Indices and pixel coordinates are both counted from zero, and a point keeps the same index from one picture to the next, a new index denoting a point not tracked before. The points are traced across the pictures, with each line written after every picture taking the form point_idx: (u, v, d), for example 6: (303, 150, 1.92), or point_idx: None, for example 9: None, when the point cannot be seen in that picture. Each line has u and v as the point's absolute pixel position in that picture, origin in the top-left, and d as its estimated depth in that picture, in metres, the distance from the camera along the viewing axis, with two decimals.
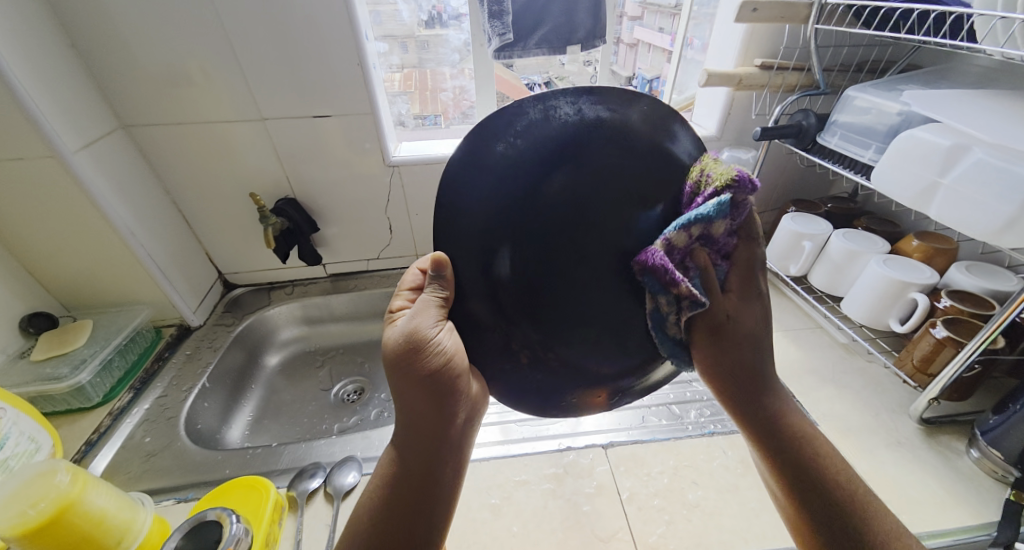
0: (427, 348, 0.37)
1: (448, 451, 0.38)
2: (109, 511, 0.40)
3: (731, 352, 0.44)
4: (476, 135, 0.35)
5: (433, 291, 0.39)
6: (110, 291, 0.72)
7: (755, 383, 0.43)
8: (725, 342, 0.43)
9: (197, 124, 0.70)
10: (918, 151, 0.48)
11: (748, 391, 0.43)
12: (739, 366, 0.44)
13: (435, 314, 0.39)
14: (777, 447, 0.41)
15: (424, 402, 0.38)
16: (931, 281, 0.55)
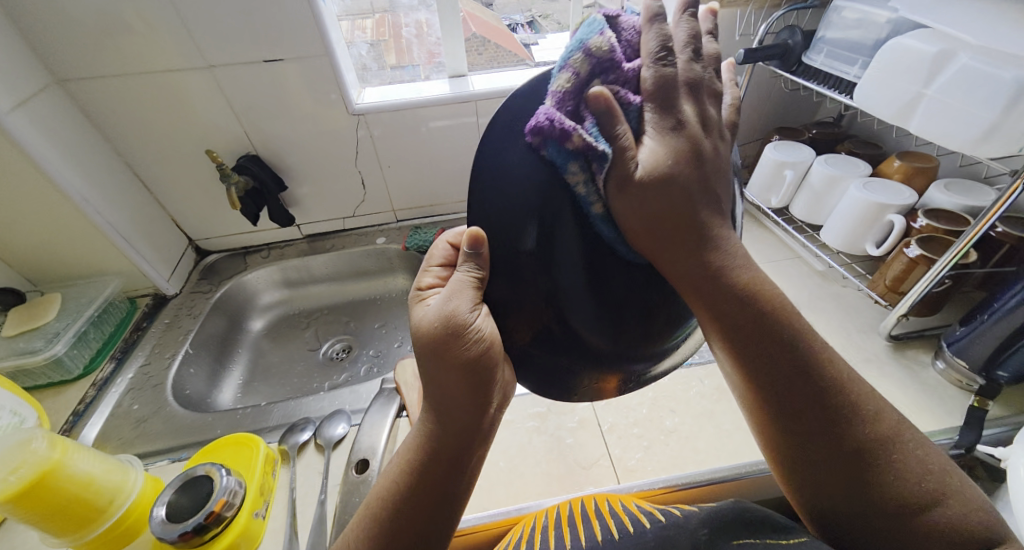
0: (464, 339, 0.29)
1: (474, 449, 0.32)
2: (96, 473, 0.41)
3: (659, 225, 0.31)
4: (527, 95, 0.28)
5: (468, 269, 0.31)
6: (75, 263, 0.69)
7: (685, 263, 0.32)
8: (670, 220, 0.31)
9: (138, 76, 0.64)
10: (903, 61, 0.45)
11: (708, 283, 0.32)
12: (688, 249, 0.31)
13: (471, 297, 0.30)
14: (749, 346, 0.32)
15: (457, 397, 0.30)
16: (910, 201, 0.54)
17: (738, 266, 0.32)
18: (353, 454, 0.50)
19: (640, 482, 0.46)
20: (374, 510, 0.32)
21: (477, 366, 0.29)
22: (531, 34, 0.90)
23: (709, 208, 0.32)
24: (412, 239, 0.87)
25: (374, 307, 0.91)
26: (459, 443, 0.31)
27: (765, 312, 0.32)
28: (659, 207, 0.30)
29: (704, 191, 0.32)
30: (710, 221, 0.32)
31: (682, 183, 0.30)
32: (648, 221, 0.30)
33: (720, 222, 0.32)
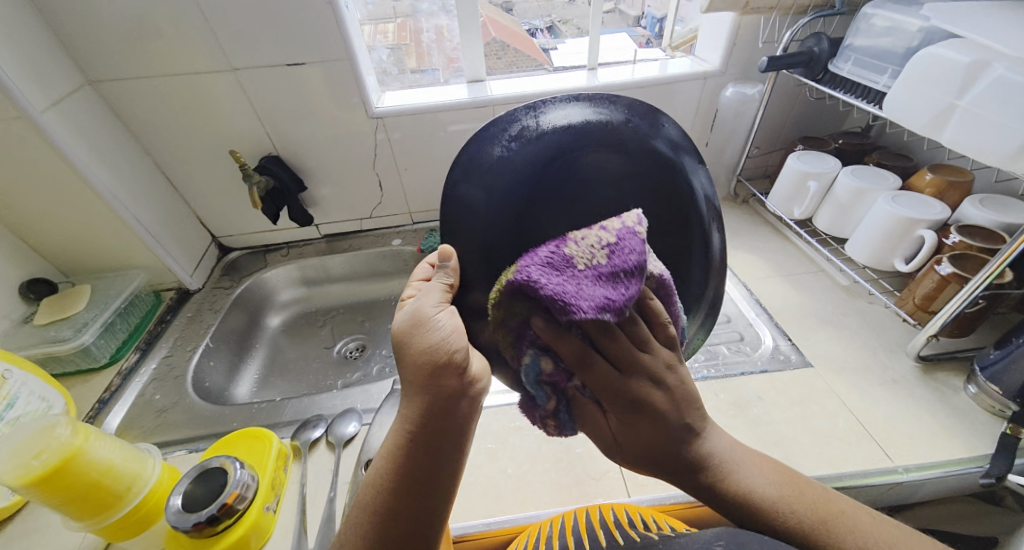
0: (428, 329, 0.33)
1: (449, 440, 0.33)
2: (115, 461, 0.43)
3: (655, 455, 0.33)
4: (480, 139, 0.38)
5: (439, 275, 0.36)
6: (105, 256, 0.72)
7: (686, 482, 0.34)
8: (652, 446, 0.33)
9: (168, 77, 0.66)
10: (935, 71, 0.44)
11: (710, 499, 0.33)
12: (680, 470, 0.34)
13: (437, 296, 0.35)
14: (764, 531, 0.32)
15: (429, 386, 0.32)
16: (941, 216, 0.52)
17: (738, 471, 0.33)
18: (363, 454, 0.50)
19: (651, 497, 0.45)
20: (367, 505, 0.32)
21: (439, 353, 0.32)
22: (551, 38, 0.90)
23: (694, 418, 0.34)
24: (427, 241, 0.87)
25: (389, 308, 0.92)
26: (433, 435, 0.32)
27: (768, 515, 0.32)
28: (640, 434, 0.33)
29: (686, 407, 0.34)
30: (692, 428, 0.34)
31: (649, 407, 0.33)
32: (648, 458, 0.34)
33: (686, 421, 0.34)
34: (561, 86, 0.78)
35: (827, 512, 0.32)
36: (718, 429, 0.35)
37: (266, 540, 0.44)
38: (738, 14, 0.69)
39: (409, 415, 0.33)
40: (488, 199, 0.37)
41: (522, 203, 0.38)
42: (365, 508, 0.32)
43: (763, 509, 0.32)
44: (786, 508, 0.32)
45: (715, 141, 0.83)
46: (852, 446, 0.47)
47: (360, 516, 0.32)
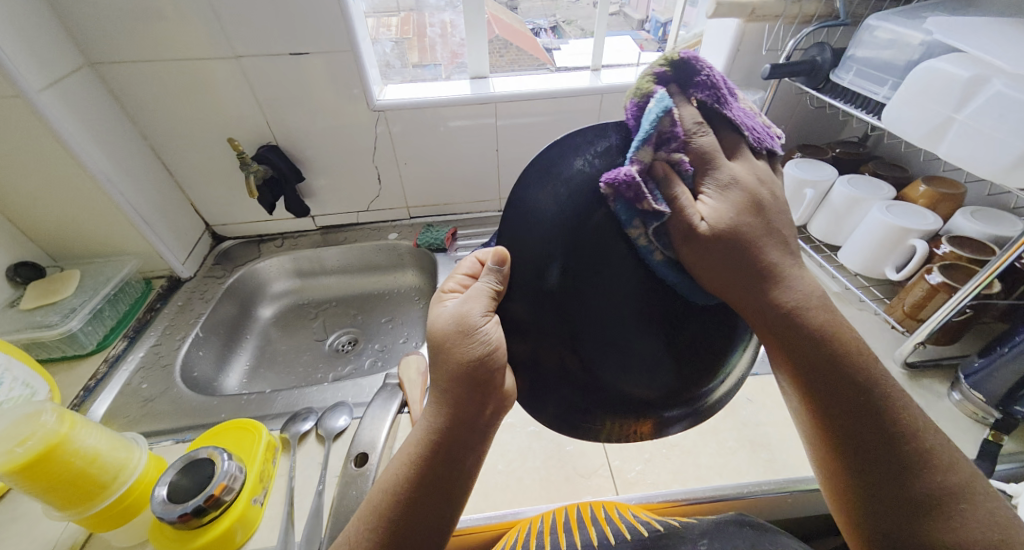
0: (473, 342, 0.31)
1: (470, 456, 0.33)
2: (101, 449, 0.42)
3: (726, 269, 0.33)
4: (563, 145, 0.32)
5: (488, 277, 0.33)
6: (96, 242, 0.71)
7: (749, 293, 0.33)
8: (732, 257, 0.33)
9: (167, 61, 0.65)
10: (935, 84, 0.44)
11: (772, 312, 0.33)
12: (749, 285, 0.33)
13: (485, 304, 0.33)
14: (826, 383, 0.32)
15: (465, 403, 0.32)
16: (933, 227, 0.53)
17: (802, 303, 0.33)
18: (353, 447, 0.50)
19: (638, 496, 0.45)
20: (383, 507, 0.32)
21: (480, 370, 0.31)
22: (554, 38, 0.90)
23: (776, 254, 0.34)
24: (424, 236, 0.87)
25: (383, 302, 0.91)
26: (457, 450, 0.32)
27: (840, 352, 0.32)
28: (725, 257, 0.33)
29: (766, 243, 0.34)
30: (774, 263, 0.34)
31: (742, 234, 0.33)
32: (704, 263, 0.33)
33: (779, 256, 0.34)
34: (564, 86, 0.78)
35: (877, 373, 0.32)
36: (799, 272, 0.34)
37: (253, 532, 0.44)
38: (743, 19, 0.66)
39: (436, 426, 0.32)
40: (556, 213, 0.33)
41: (567, 239, 0.34)
42: (376, 510, 0.32)
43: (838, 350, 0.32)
44: (848, 351, 0.32)
45: None
46: None
47: (372, 519, 0.32)
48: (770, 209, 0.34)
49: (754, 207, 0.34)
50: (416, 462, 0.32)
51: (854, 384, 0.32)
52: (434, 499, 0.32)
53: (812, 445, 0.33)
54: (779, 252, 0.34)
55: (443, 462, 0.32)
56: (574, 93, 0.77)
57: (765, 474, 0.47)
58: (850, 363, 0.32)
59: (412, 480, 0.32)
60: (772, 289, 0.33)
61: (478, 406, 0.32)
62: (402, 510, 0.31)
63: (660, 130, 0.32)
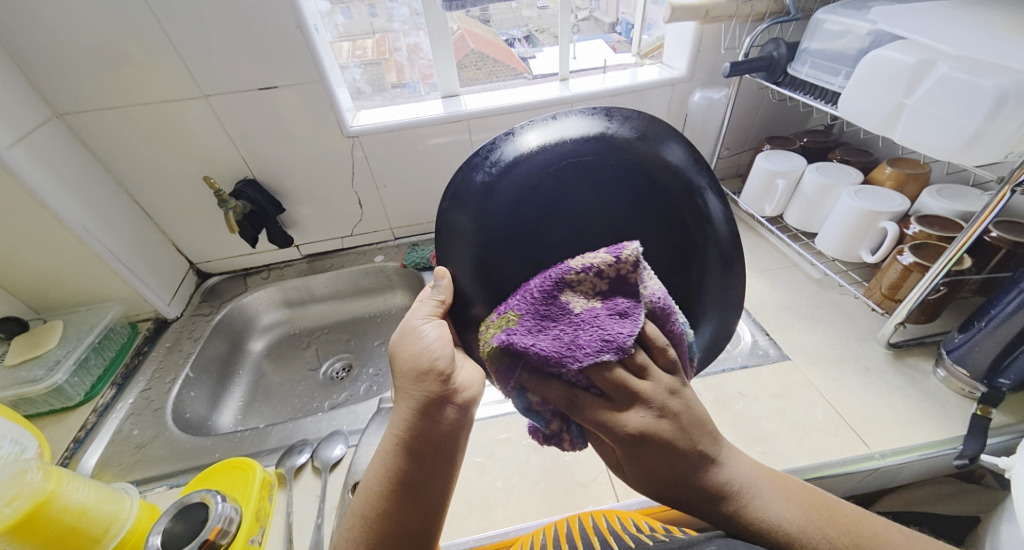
0: (420, 344, 0.34)
1: (443, 463, 0.32)
2: (90, 503, 0.41)
3: (670, 474, 0.28)
4: (464, 170, 0.36)
5: (432, 290, 0.36)
6: (79, 291, 0.70)
7: (701, 505, 0.29)
8: (676, 462, 0.28)
9: (138, 106, 0.66)
10: (885, 72, 0.46)
11: (721, 505, 0.28)
12: (697, 497, 0.28)
13: (429, 312, 0.35)
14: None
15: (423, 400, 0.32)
16: (902, 208, 0.54)
17: (765, 504, 0.29)
18: (349, 476, 0.49)
19: (639, 500, 0.46)
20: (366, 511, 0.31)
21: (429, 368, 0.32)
22: (528, 48, 0.89)
23: (707, 457, 0.29)
24: (410, 256, 0.87)
25: (374, 325, 0.91)
26: (427, 459, 0.31)
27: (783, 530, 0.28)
28: (665, 458, 0.28)
29: (703, 450, 0.29)
30: (706, 471, 0.28)
31: (666, 438, 0.28)
32: (653, 481, 0.29)
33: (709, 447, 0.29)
34: (537, 97, 0.78)
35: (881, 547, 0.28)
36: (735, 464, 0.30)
37: None
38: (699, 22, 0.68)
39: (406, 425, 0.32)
40: (472, 223, 0.35)
41: (481, 244, 0.35)
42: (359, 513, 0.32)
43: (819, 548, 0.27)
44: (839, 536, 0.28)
45: None
46: (831, 436, 0.48)
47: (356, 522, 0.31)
48: (688, 422, 0.29)
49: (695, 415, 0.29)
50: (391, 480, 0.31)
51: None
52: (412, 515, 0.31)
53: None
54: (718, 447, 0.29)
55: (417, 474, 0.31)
56: (542, 104, 0.78)
57: None
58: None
59: (388, 500, 0.31)
60: (734, 496, 0.28)
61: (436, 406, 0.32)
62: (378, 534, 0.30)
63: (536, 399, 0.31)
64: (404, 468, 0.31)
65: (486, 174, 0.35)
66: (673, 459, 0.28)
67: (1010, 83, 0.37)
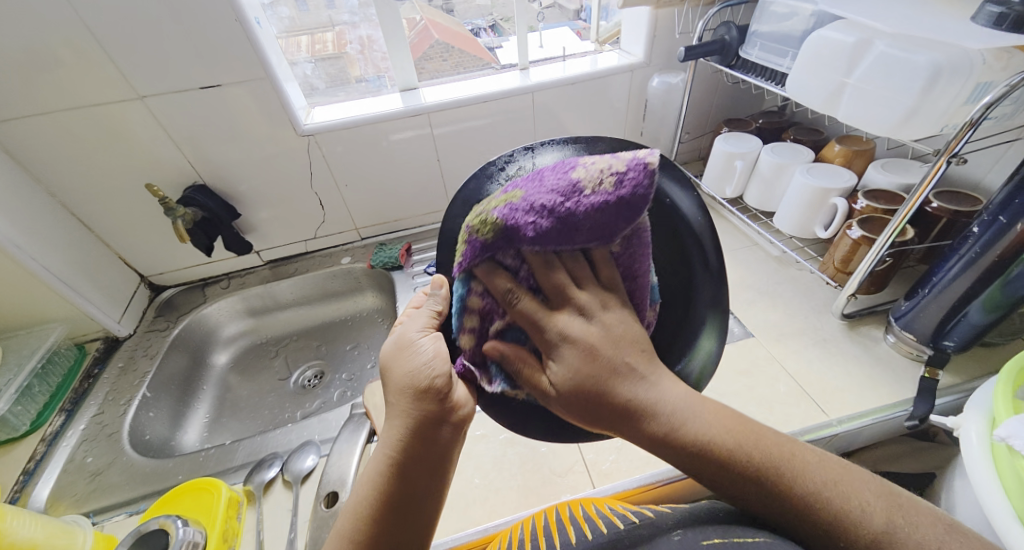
0: (412, 355, 0.35)
1: (432, 482, 0.32)
2: (38, 540, 0.39)
3: (581, 403, 0.31)
4: (478, 177, 0.37)
5: (430, 301, 0.37)
6: (15, 313, 0.65)
7: (620, 421, 0.30)
8: (585, 390, 0.31)
9: (66, 111, 0.61)
10: (826, 51, 0.47)
11: (644, 432, 0.30)
12: (614, 415, 0.30)
13: (423, 323, 0.36)
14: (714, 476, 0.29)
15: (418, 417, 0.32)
16: (850, 184, 0.56)
17: (693, 419, 0.30)
18: (322, 487, 0.48)
19: (614, 485, 0.46)
20: (346, 534, 0.31)
21: (426, 388, 0.33)
22: (495, 37, 0.87)
23: (631, 384, 0.31)
24: (377, 256, 0.85)
25: (345, 329, 0.89)
26: (417, 475, 0.32)
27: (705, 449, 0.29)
28: (579, 394, 0.31)
29: (619, 382, 0.30)
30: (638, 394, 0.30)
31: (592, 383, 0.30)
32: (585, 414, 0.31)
33: (633, 380, 0.31)
34: (498, 87, 0.77)
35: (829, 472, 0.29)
36: (656, 375, 0.31)
37: None
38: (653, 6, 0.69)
39: (396, 441, 0.32)
40: (478, 231, 0.35)
41: (482, 247, 0.35)
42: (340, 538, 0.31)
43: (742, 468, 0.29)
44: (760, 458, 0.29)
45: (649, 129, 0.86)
46: (793, 407, 0.50)
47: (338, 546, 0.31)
48: (604, 348, 0.31)
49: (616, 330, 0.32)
50: (381, 494, 0.32)
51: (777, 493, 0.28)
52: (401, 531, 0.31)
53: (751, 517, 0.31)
54: (640, 375, 0.31)
55: (406, 490, 0.32)
56: (504, 95, 0.76)
57: None
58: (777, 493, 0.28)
59: (377, 515, 0.31)
60: (651, 418, 0.30)
61: (430, 426, 0.33)
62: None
63: (472, 306, 0.35)
64: (394, 485, 0.32)
65: (497, 185, 0.36)
66: (592, 385, 0.30)
67: (942, 59, 0.38)
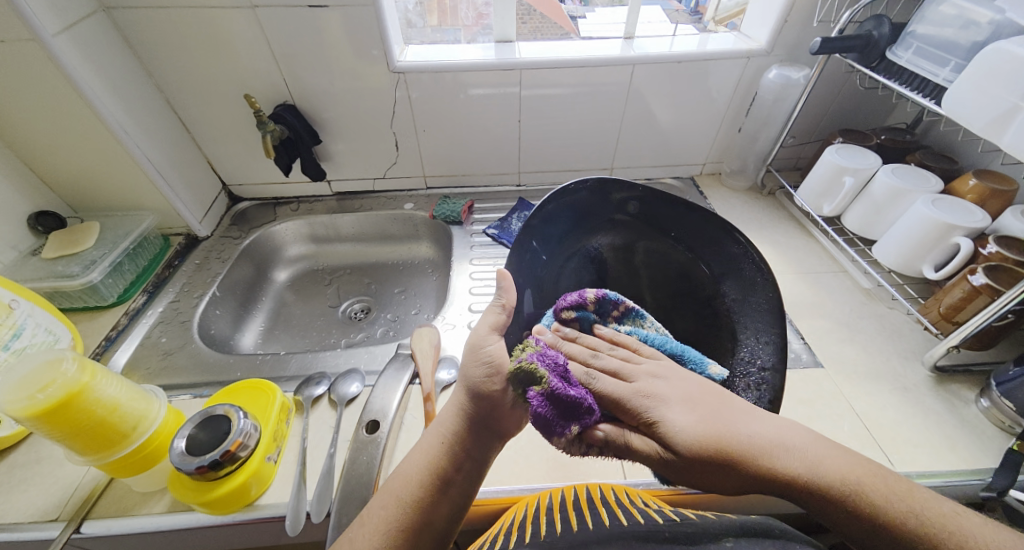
0: (476, 354, 0.39)
1: (495, 437, 0.38)
2: (122, 400, 0.43)
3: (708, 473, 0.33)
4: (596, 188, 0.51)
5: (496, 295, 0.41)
6: (117, 195, 0.71)
7: (743, 471, 0.33)
8: (710, 457, 0.33)
9: (183, 10, 0.63)
10: (1003, 67, 0.41)
11: (737, 480, 0.33)
12: (715, 473, 0.33)
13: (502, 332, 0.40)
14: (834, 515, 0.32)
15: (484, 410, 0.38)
16: (982, 224, 0.50)
17: (775, 438, 0.34)
18: (364, 414, 0.50)
19: (647, 480, 0.46)
20: (395, 493, 0.36)
21: (490, 361, 0.38)
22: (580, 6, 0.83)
23: (743, 422, 0.35)
24: (440, 207, 0.85)
25: (395, 273, 0.90)
26: (482, 432, 0.38)
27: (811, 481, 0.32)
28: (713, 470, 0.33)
29: (738, 424, 0.34)
30: (740, 429, 0.34)
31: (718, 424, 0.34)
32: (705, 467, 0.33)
33: (750, 425, 0.34)
34: (595, 54, 0.73)
35: (901, 492, 0.32)
36: (784, 433, 0.34)
37: (267, 488, 0.45)
38: None
39: (455, 422, 0.38)
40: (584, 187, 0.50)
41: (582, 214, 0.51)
42: (394, 496, 0.36)
43: (883, 505, 0.31)
44: (851, 484, 0.32)
45: (749, 127, 0.80)
46: (857, 450, 0.47)
47: (387, 501, 0.36)
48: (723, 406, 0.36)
49: (693, 391, 0.37)
50: (450, 436, 0.38)
51: (880, 517, 0.31)
52: (463, 470, 0.37)
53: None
54: (745, 422, 0.35)
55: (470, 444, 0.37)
56: (600, 63, 0.72)
57: None
58: (887, 524, 0.31)
59: (444, 452, 0.37)
60: (783, 453, 0.33)
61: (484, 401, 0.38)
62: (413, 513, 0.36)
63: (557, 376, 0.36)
64: (465, 429, 0.38)
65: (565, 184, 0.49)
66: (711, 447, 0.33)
67: None
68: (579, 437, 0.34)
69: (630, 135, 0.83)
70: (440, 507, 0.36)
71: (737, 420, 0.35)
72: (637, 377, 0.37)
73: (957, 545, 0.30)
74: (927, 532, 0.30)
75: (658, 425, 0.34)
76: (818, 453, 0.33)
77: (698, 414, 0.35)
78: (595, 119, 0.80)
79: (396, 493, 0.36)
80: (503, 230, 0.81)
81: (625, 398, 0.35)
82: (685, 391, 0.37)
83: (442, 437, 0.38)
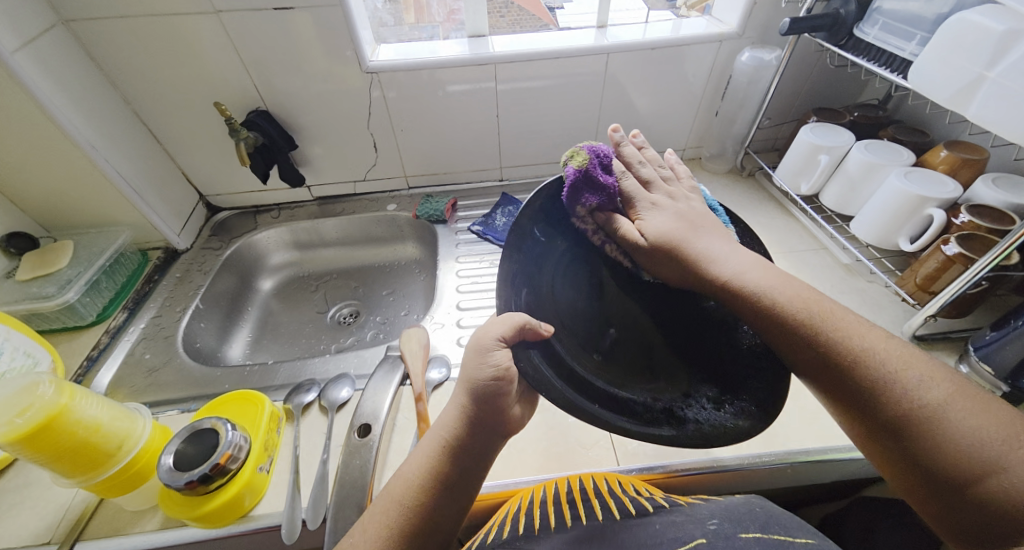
0: (479, 363, 0.37)
1: (497, 436, 0.38)
2: (103, 420, 0.42)
3: (660, 261, 0.43)
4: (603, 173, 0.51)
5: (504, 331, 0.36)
6: (90, 211, 0.69)
7: (692, 273, 0.41)
8: (665, 251, 0.42)
9: (145, 18, 0.61)
10: (967, 38, 0.42)
11: (683, 273, 0.42)
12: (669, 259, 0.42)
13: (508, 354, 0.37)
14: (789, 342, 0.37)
15: (488, 416, 0.38)
16: (953, 195, 0.51)
17: (733, 264, 0.41)
18: (355, 418, 0.50)
19: (639, 466, 0.46)
20: (401, 497, 0.36)
21: (498, 373, 0.37)
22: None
23: (702, 243, 0.42)
24: (423, 207, 0.84)
25: (382, 275, 0.90)
26: (483, 433, 0.38)
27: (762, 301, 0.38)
28: (666, 261, 0.43)
29: (695, 241, 0.43)
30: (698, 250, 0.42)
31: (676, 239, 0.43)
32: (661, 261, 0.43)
33: (709, 245, 0.42)
34: (570, 44, 0.73)
35: (852, 326, 0.36)
36: (738, 262, 0.41)
37: (260, 498, 0.45)
38: None
39: (456, 427, 0.38)
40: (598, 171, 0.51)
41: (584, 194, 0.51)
42: (396, 500, 0.37)
43: (833, 332, 0.36)
44: (801, 310, 0.37)
45: (726, 110, 0.80)
46: None
47: (389, 504, 0.37)
48: (700, 226, 0.45)
49: (685, 213, 0.45)
50: (451, 439, 0.38)
51: (825, 338, 0.36)
52: (464, 470, 0.37)
53: (844, 423, 0.35)
54: (707, 243, 0.43)
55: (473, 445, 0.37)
56: (576, 54, 0.72)
57: (767, 445, 0.47)
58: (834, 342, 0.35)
59: (446, 455, 0.37)
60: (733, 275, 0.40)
61: (487, 408, 0.37)
62: (418, 513, 0.36)
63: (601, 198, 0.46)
64: (468, 433, 0.37)
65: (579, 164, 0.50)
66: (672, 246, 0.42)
67: None
68: (596, 212, 0.45)
69: (609, 125, 0.83)
70: (444, 508, 0.37)
71: (701, 244, 0.42)
72: (654, 193, 0.47)
73: (894, 372, 0.33)
74: (869, 355, 0.34)
75: (641, 222, 0.44)
76: (769, 285, 0.38)
77: (680, 221, 0.44)
78: (573, 110, 0.80)
79: (400, 497, 0.36)
80: (488, 226, 0.80)
81: (637, 198, 0.46)
82: (677, 210, 0.46)
83: (442, 441, 0.38)
